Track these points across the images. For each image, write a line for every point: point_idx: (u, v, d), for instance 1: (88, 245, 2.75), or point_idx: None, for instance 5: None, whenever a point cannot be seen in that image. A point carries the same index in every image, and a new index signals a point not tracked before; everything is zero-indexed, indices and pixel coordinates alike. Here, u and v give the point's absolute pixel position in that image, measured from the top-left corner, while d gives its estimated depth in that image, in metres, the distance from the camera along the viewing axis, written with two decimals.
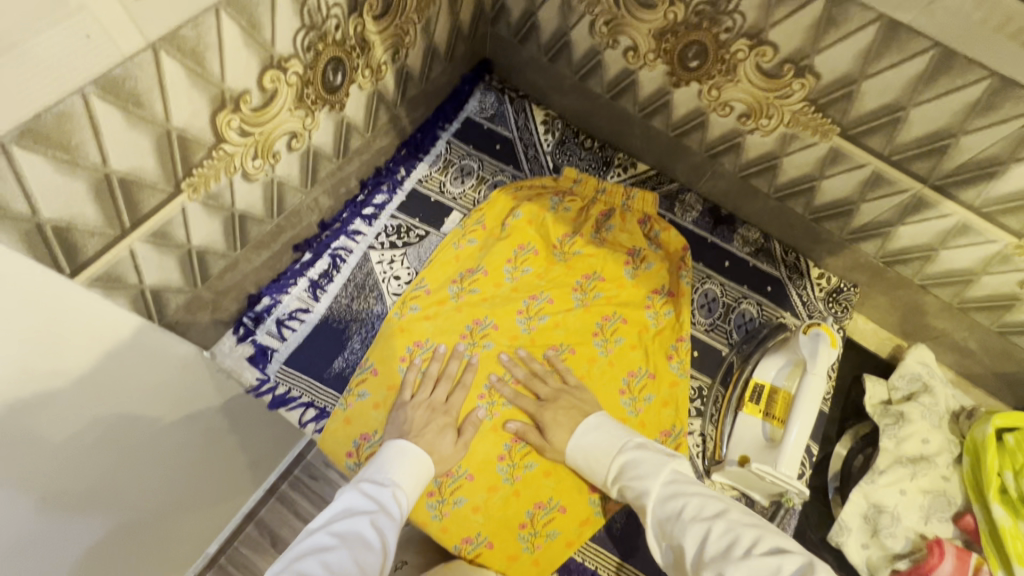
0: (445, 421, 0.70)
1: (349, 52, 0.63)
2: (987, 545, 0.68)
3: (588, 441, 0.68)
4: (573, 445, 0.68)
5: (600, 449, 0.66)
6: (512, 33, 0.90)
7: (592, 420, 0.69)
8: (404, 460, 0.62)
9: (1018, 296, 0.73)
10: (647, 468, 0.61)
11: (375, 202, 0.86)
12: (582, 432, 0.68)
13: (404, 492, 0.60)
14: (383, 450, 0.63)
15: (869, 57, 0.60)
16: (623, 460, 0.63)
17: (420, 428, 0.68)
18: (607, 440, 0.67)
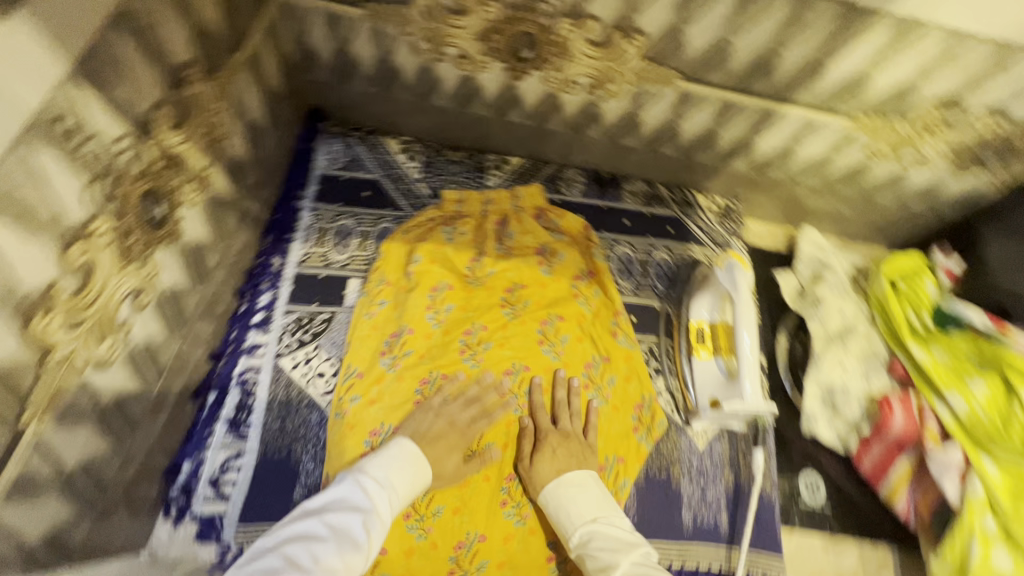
0: (456, 441, 0.70)
1: (160, 176, 0.53)
2: (918, 382, 0.76)
3: (567, 496, 0.65)
4: (554, 488, 0.66)
5: (575, 509, 0.63)
6: (331, 74, 0.82)
7: (577, 475, 0.66)
8: (400, 463, 0.62)
9: (867, 164, 0.82)
10: (617, 545, 0.57)
11: (262, 305, 0.77)
12: (564, 483, 0.66)
13: (400, 491, 0.60)
14: (387, 448, 0.64)
15: (684, 6, 0.62)
16: (593, 530, 0.60)
17: (432, 438, 0.68)
18: (585, 502, 0.64)
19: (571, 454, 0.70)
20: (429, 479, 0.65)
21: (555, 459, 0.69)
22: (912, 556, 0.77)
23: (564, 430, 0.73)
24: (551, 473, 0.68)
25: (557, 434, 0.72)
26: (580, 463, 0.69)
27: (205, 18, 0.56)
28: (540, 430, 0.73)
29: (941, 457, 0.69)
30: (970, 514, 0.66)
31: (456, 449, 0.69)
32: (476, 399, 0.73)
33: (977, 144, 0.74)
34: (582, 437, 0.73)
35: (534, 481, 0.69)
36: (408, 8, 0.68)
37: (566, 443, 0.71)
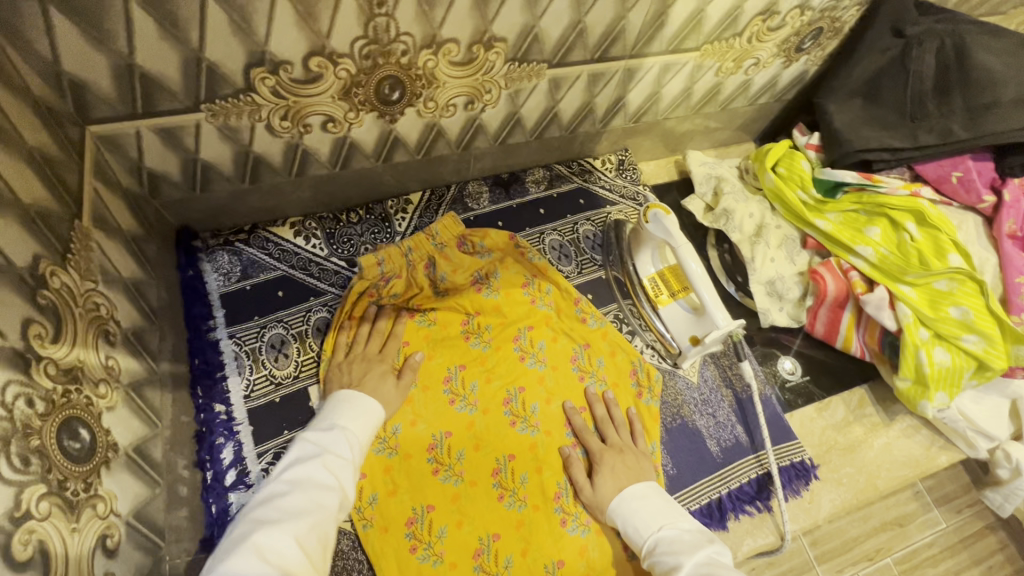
0: (381, 368, 0.74)
1: (68, 399, 0.44)
2: (831, 248, 0.88)
3: (631, 507, 0.67)
4: (618, 502, 0.68)
5: (641, 519, 0.66)
6: (186, 188, 0.71)
7: (637, 488, 0.69)
8: (347, 405, 0.68)
9: (720, 83, 0.90)
10: (683, 547, 0.60)
11: (226, 463, 0.68)
12: (626, 497, 0.68)
13: (352, 427, 0.66)
14: (330, 401, 0.69)
15: (532, 4, 0.62)
16: (660, 537, 0.63)
17: (360, 377, 0.73)
18: (650, 511, 0.66)
19: (629, 467, 0.72)
20: (378, 407, 0.70)
21: (614, 476, 0.71)
22: (878, 384, 0.91)
23: (615, 445, 0.75)
24: (613, 490, 0.70)
25: (611, 451, 0.74)
26: (640, 471, 0.72)
27: (29, 199, 0.45)
28: (593, 452, 0.74)
29: (873, 297, 0.80)
30: (910, 333, 0.78)
31: (388, 376, 0.74)
32: (375, 334, 0.78)
33: (797, 36, 0.85)
34: (633, 445, 0.75)
35: (600, 504, 0.70)
36: (254, 94, 0.61)
37: (623, 457, 0.73)
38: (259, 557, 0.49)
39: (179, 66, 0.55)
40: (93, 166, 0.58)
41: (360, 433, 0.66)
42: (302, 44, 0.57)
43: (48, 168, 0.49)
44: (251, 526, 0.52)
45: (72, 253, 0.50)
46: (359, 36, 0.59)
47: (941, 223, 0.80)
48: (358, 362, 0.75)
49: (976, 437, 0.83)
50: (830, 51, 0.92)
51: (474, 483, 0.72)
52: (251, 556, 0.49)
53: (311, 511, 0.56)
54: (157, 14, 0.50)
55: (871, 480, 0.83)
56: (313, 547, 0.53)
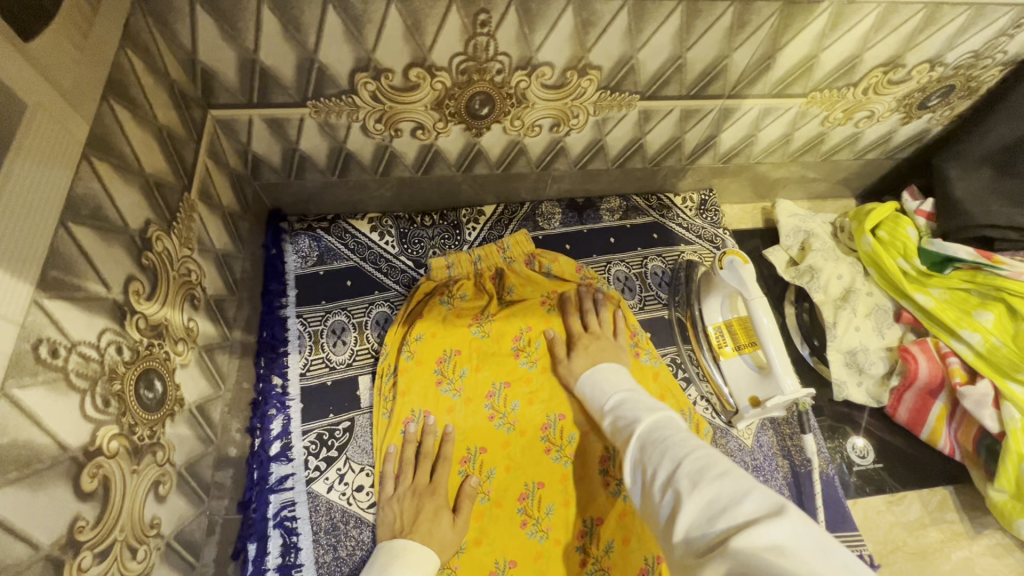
0: (436, 504, 0.67)
1: (150, 351, 0.49)
2: (930, 326, 0.79)
3: (603, 376, 0.68)
4: (591, 372, 0.71)
5: (608, 386, 0.66)
6: (284, 174, 0.77)
7: (610, 365, 0.70)
8: (397, 564, 0.59)
9: (825, 132, 0.84)
10: (643, 406, 0.59)
11: (274, 434, 0.72)
12: (598, 372, 0.70)
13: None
14: (382, 555, 0.61)
15: (633, 34, 0.61)
16: (623, 399, 0.62)
17: (414, 519, 0.66)
18: (619, 381, 0.67)
19: (602, 349, 0.76)
20: (433, 556, 0.62)
21: (588, 355, 0.75)
22: (966, 488, 0.80)
23: (594, 332, 0.79)
24: (587, 364, 0.74)
25: (588, 336, 0.78)
26: (614, 355, 0.75)
27: (151, 170, 0.51)
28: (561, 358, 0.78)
29: (974, 391, 0.71)
30: (1015, 439, 0.68)
31: (443, 512, 0.67)
32: (425, 455, 0.71)
33: (922, 92, 0.78)
34: (609, 335, 0.78)
35: (573, 374, 0.75)
36: (355, 96, 0.65)
37: (598, 341, 0.77)
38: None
39: (294, 65, 0.60)
40: (208, 146, 0.64)
41: None
42: (405, 55, 0.60)
43: (171, 143, 0.55)
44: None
45: (177, 222, 0.55)
46: (459, 52, 0.61)
47: None
48: (410, 496, 0.68)
49: None
50: (960, 112, 0.84)
51: (500, 505, 0.72)
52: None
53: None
54: (283, 17, 0.54)
55: None
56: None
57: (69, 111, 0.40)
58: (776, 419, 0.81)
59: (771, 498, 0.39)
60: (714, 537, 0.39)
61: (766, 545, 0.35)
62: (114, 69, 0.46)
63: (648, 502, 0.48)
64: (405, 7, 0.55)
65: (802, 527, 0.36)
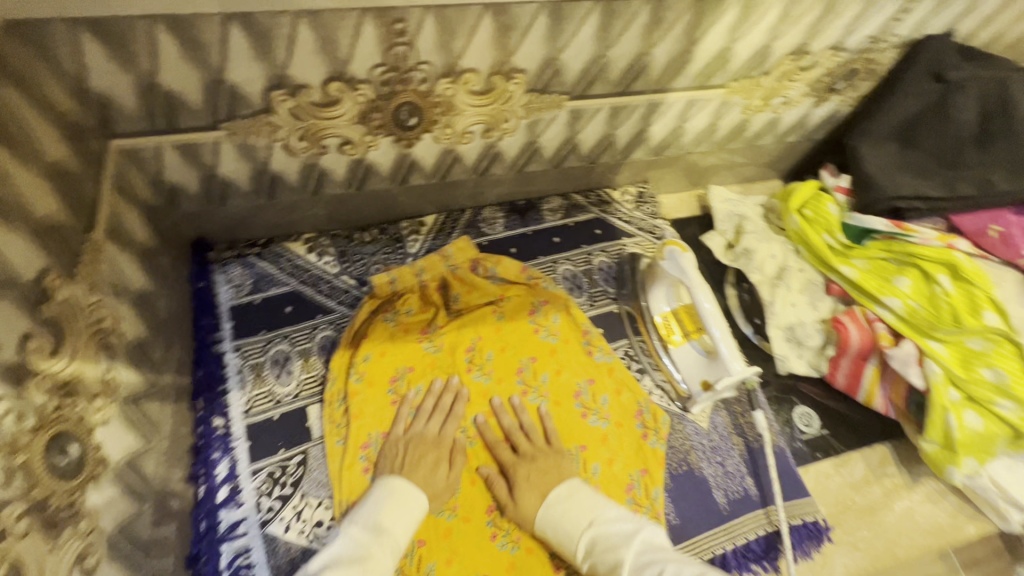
0: (437, 455, 0.71)
1: (60, 414, 0.44)
2: (857, 296, 0.84)
3: (561, 511, 0.65)
4: (545, 512, 0.66)
5: (570, 524, 0.64)
6: (204, 201, 0.72)
7: (561, 490, 0.67)
8: (390, 500, 0.64)
9: (747, 119, 0.88)
10: (619, 539, 0.60)
11: (220, 479, 0.68)
12: (552, 504, 0.66)
13: (394, 526, 0.62)
14: (376, 490, 0.65)
15: (554, 36, 0.62)
16: (592, 534, 0.61)
17: (414, 462, 0.69)
18: (578, 509, 0.65)
19: (545, 472, 0.70)
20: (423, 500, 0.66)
21: (533, 486, 0.69)
22: (902, 443, 0.86)
23: (529, 455, 0.72)
24: (537, 500, 0.68)
25: (523, 462, 0.72)
26: (557, 476, 0.69)
27: (44, 213, 0.46)
28: (507, 467, 0.72)
29: (898, 352, 0.77)
30: (939, 393, 0.74)
31: (440, 464, 0.71)
32: (438, 408, 0.75)
33: (829, 76, 0.83)
34: (545, 449, 0.73)
35: (523, 516, 0.67)
36: (273, 115, 0.62)
37: (535, 466, 0.71)
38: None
39: (201, 86, 0.56)
40: (114, 179, 0.59)
41: (403, 532, 0.62)
42: (321, 69, 0.58)
43: (65, 181, 0.50)
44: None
45: (80, 265, 0.50)
46: (378, 63, 0.59)
47: (976, 278, 0.76)
48: (415, 443, 0.72)
49: (1007, 507, 0.75)
50: (864, 93, 0.90)
51: (468, 519, 0.70)
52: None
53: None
54: (181, 37, 0.51)
55: (889, 546, 0.78)
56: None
57: None
58: (729, 400, 0.84)
59: None
60: None
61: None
62: None
63: None
64: (314, 19, 0.53)
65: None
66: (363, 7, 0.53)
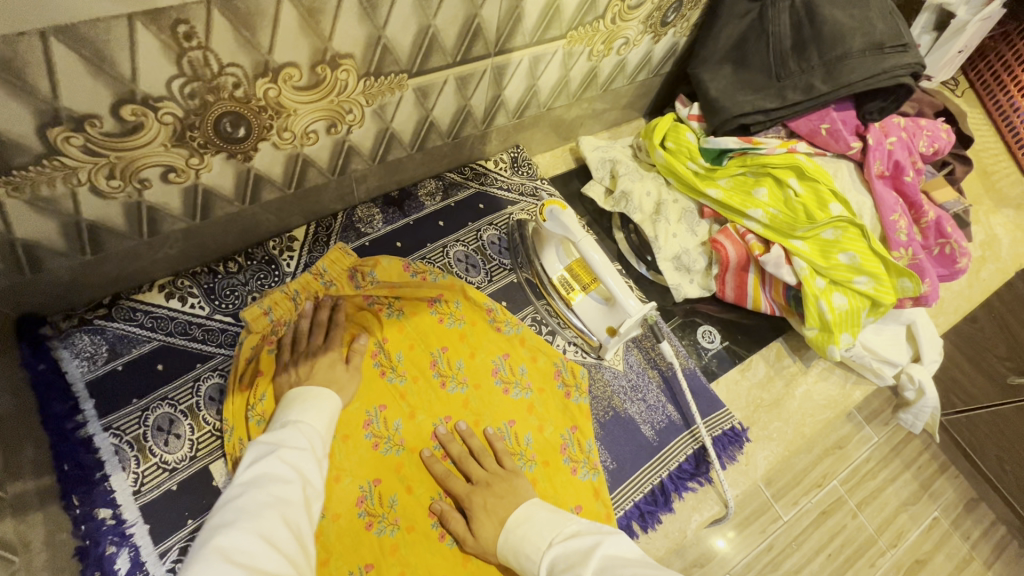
0: (331, 356, 0.73)
1: None
2: (726, 214, 0.91)
3: (521, 534, 0.62)
4: (506, 538, 0.63)
5: (530, 547, 0.61)
6: (12, 273, 0.61)
7: (520, 514, 0.64)
8: (299, 400, 0.66)
9: (595, 66, 0.89)
10: (576, 556, 0.56)
11: (123, 574, 0.60)
12: (515, 525, 0.63)
13: (307, 418, 0.64)
14: (287, 400, 0.67)
15: (369, 13, 0.57)
16: (552, 556, 0.58)
17: (309, 373, 0.71)
18: (537, 531, 0.62)
19: (501, 497, 0.67)
20: (333, 394, 0.69)
21: (491, 513, 0.66)
22: (791, 335, 0.95)
23: (485, 478, 0.70)
24: (496, 528, 0.65)
25: (478, 490, 0.68)
26: (514, 498, 0.67)
27: None
28: (461, 497, 0.68)
29: (771, 256, 0.83)
30: (809, 284, 0.82)
31: (337, 363, 0.73)
32: (329, 326, 0.77)
33: (659, 11, 0.85)
34: (498, 471, 0.70)
35: (485, 549, 0.65)
36: (63, 156, 0.52)
37: (491, 489, 0.68)
38: (226, 557, 0.46)
39: None
40: None
41: (318, 426, 0.64)
42: (104, 94, 0.49)
43: None
44: (208, 533, 0.49)
45: None
46: (175, 75, 0.52)
47: (818, 175, 0.83)
48: (306, 359, 0.73)
49: (882, 366, 0.89)
50: (695, 21, 0.94)
51: (413, 529, 0.68)
52: (215, 557, 0.45)
53: (273, 505, 0.53)
54: None
55: (798, 429, 0.86)
56: (283, 538, 0.50)
57: None
58: (637, 339, 0.88)
59: None
60: None
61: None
62: None
63: None
64: (68, 36, 0.44)
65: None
66: (128, 14, 0.45)
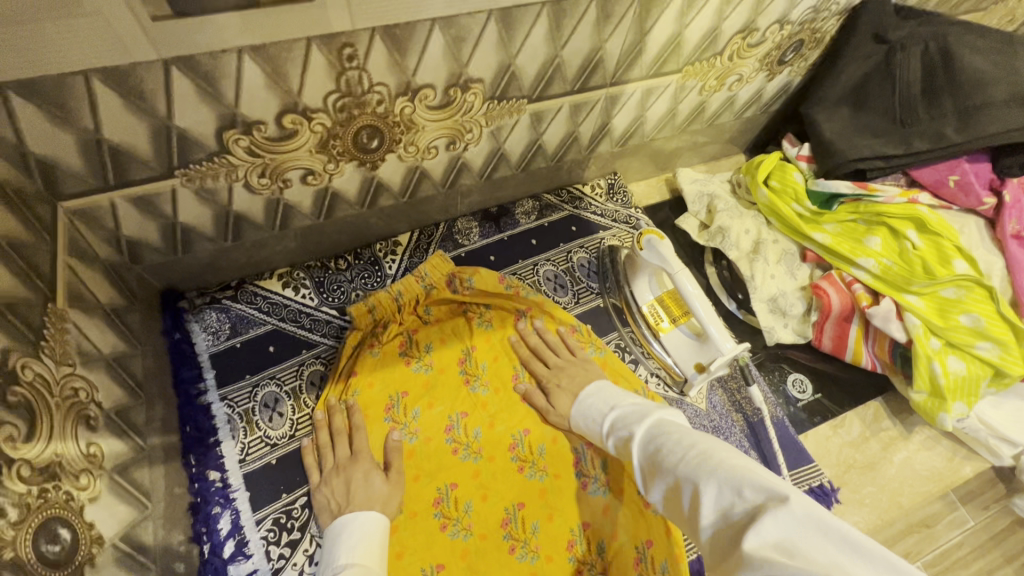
0: (366, 467, 0.69)
1: (45, 498, 0.42)
2: (831, 260, 0.86)
3: (589, 402, 0.69)
4: (577, 405, 0.71)
5: (595, 411, 0.68)
6: (167, 251, 0.70)
7: (590, 387, 0.71)
8: (340, 541, 0.62)
9: (704, 100, 0.88)
10: (635, 417, 0.62)
11: (224, 534, 0.65)
12: (585, 397, 0.70)
13: (356, 559, 0.60)
14: (331, 536, 0.63)
15: (506, 42, 0.61)
16: (614, 416, 0.65)
17: (347, 494, 0.67)
18: (604, 399, 0.68)
19: (574, 377, 0.76)
20: (378, 520, 0.64)
21: (566, 390, 0.75)
22: (892, 395, 0.88)
23: (560, 364, 0.78)
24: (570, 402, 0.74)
25: (554, 372, 0.78)
26: (586, 378, 0.75)
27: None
28: (541, 377, 0.78)
29: (879, 309, 0.78)
30: (923, 344, 0.76)
31: (373, 474, 0.69)
32: (357, 430, 0.72)
33: (778, 49, 0.84)
34: (574, 360, 0.78)
35: (565, 417, 0.74)
36: (229, 155, 0.59)
37: (568, 373, 0.77)
38: None
39: (149, 136, 0.53)
40: (67, 244, 0.56)
41: (370, 559, 0.60)
42: (274, 104, 0.56)
43: (17, 253, 0.47)
44: None
45: (45, 340, 0.48)
46: (332, 90, 0.57)
47: (942, 229, 0.78)
48: (336, 475, 0.69)
49: (998, 444, 0.81)
50: (813, 60, 0.91)
51: (485, 536, 0.70)
52: None
53: None
54: (121, 88, 0.48)
55: (894, 498, 0.80)
56: None
57: None
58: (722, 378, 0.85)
59: (773, 484, 0.41)
60: (730, 531, 0.42)
61: (774, 540, 0.38)
62: None
63: (670, 507, 0.51)
64: (259, 53, 0.51)
65: (810, 508, 0.38)
66: (307, 37, 0.51)
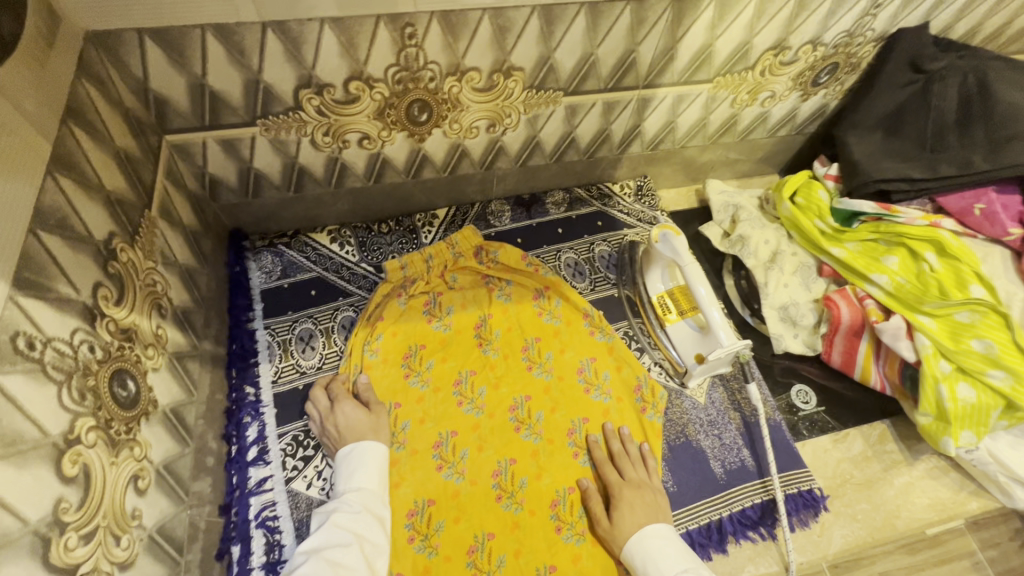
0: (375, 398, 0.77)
1: (122, 353, 0.52)
2: (847, 276, 0.88)
3: (655, 544, 0.67)
4: (641, 539, 0.68)
5: (663, 560, 0.66)
6: (241, 193, 0.81)
7: (661, 528, 0.69)
8: (344, 467, 0.70)
9: (736, 113, 0.93)
10: None
11: (250, 440, 0.75)
12: (650, 534, 0.68)
13: (359, 484, 0.68)
14: (339, 459, 0.71)
15: (546, 36, 0.69)
16: None
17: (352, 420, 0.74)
18: (674, 555, 0.66)
19: (647, 502, 0.72)
20: (377, 449, 0.72)
21: (632, 510, 0.71)
22: (901, 421, 0.88)
23: (634, 481, 0.75)
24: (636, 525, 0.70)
25: (629, 487, 0.74)
26: (654, 503, 0.72)
27: (112, 189, 0.55)
28: (610, 486, 0.74)
29: (889, 325, 0.79)
30: (930, 364, 0.76)
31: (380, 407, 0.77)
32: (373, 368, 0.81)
33: (812, 70, 0.88)
34: (650, 481, 0.75)
35: (615, 537, 0.70)
36: (301, 112, 0.70)
37: (640, 493, 0.73)
38: None
39: (241, 87, 0.65)
40: (165, 169, 0.68)
41: (371, 483, 0.69)
42: (343, 70, 0.67)
43: (129, 164, 0.59)
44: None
45: (140, 236, 0.59)
46: (393, 64, 0.67)
47: (962, 254, 0.79)
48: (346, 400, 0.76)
49: (1008, 482, 0.77)
50: (849, 86, 0.94)
51: (475, 484, 0.75)
52: None
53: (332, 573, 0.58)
54: (226, 44, 0.60)
55: (888, 519, 0.79)
56: None
57: (29, 128, 0.44)
58: (725, 375, 0.87)
59: None
60: None
61: None
62: (70, 97, 0.51)
63: None
64: (337, 26, 0.61)
65: None
66: (376, 15, 0.61)
